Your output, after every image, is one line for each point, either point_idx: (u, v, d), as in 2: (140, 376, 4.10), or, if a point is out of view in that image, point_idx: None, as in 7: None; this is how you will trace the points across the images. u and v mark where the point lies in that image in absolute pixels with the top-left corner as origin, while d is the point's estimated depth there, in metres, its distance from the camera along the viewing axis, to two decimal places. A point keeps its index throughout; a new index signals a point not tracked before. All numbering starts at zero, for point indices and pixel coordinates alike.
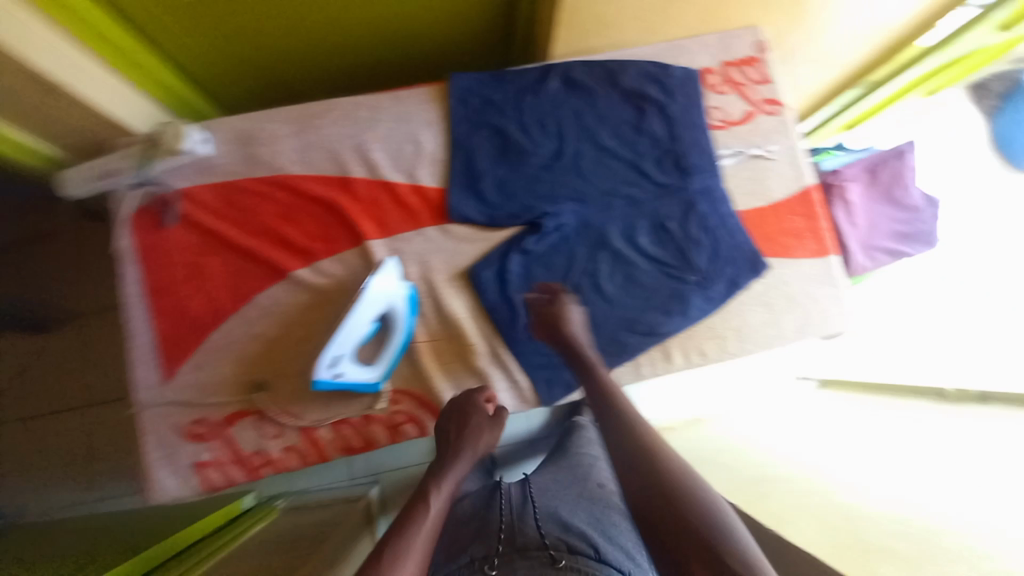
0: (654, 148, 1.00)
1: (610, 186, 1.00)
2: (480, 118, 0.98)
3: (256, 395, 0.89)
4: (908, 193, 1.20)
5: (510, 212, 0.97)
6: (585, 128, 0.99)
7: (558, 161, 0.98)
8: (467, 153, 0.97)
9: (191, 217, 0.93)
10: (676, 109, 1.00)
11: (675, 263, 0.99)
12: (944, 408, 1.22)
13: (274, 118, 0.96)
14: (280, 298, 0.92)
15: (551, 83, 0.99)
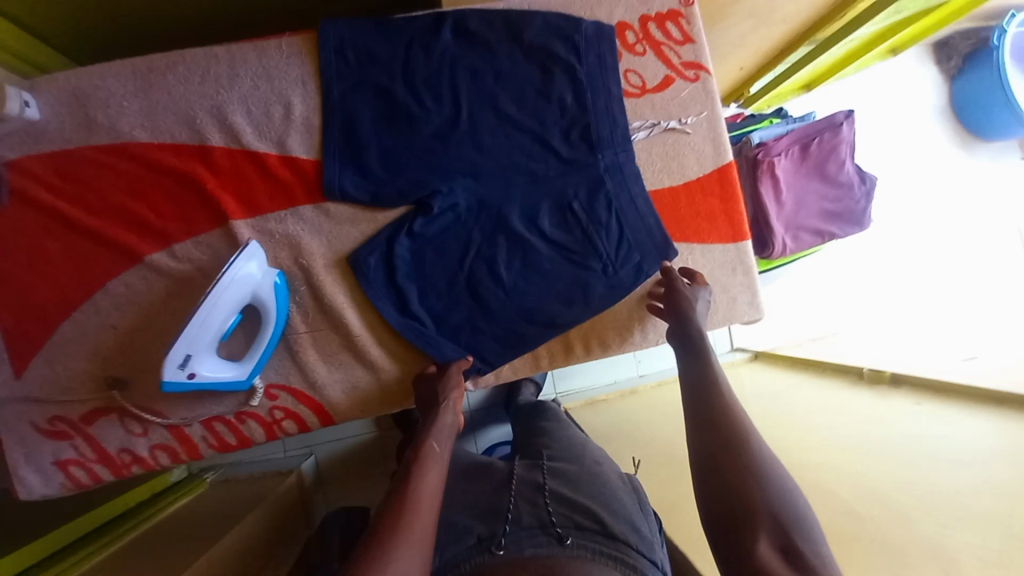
0: (561, 116, 0.88)
1: (511, 160, 0.88)
2: (359, 76, 0.85)
3: (114, 392, 0.81)
4: (840, 170, 1.15)
5: (395, 189, 0.86)
6: (483, 90, 0.86)
7: (449, 129, 0.86)
8: (345, 119, 0.85)
9: (22, 193, 0.82)
10: (590, 69, 0.88)
11: (579, 248, 0.90)
12: (858, 392, 1.23)
13: (113, 75, 0.83)
14: (137, 286, 0.83)
15: (442, 37, 0.85)
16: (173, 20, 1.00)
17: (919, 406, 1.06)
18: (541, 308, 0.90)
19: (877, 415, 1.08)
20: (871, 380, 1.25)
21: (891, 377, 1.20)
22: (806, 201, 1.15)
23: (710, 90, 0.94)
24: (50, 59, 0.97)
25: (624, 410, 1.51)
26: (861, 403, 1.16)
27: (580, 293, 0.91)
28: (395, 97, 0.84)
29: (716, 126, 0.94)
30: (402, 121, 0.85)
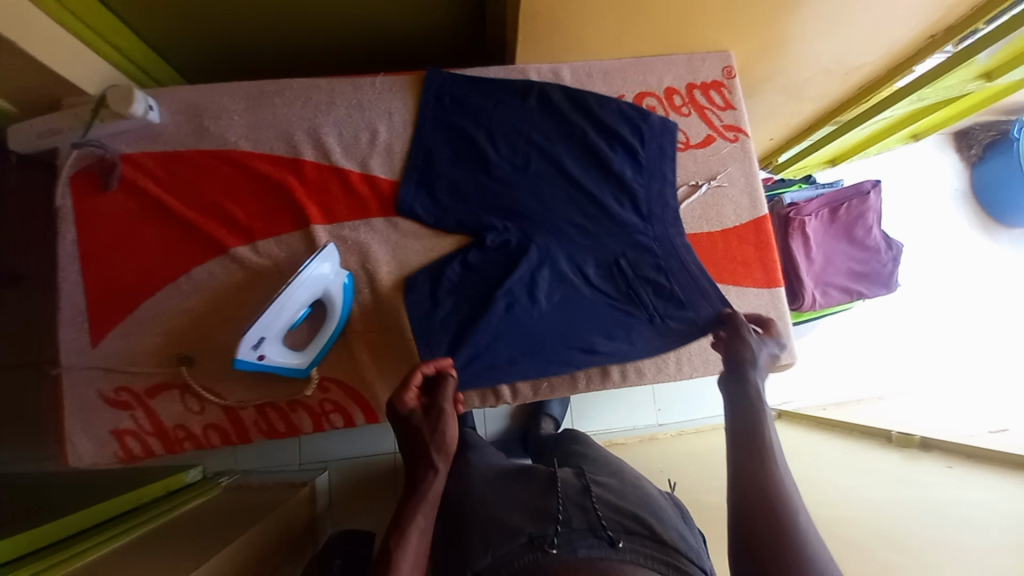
0: (618, 187, 0.96)
1: (565, 217, 0.96)
2: (445, 118, 0.97)
3: (182, 368, 0.87)
4: (867, 234, 1.23)
5: (455, 219, 0.95)
6: (553, 156, 0.96)
7: (519, 178, 0.95)
8: (426, 153, 0.96)
9: (135, 183, 0.93)
10: (650, 154, 0.98)
11: (622, 299, 0.95)
12: (888, 455, 1.23)
13: (231, 93, 0.97)
14: (217, 273, 0.91)
15: (527, 102, 0.98)
16: (281, 58, 1.17)
17: (951, 468, 1.09)
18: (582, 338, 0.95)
19: (909, 474, 1.11)
20: (898, 445, 1.26)
21: (921, 441, 1.22)
22: (834, 259, 1.22)
23: (748, 151, 1.04)
24: (160, 72, 1.12)
25: (645, 455, 1.51)
26: (892, 465, 1.17)
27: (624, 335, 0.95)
28: (475, 139, 0.95)
29: (753, 182, 1.04)
30: (476, 161, 0.95)
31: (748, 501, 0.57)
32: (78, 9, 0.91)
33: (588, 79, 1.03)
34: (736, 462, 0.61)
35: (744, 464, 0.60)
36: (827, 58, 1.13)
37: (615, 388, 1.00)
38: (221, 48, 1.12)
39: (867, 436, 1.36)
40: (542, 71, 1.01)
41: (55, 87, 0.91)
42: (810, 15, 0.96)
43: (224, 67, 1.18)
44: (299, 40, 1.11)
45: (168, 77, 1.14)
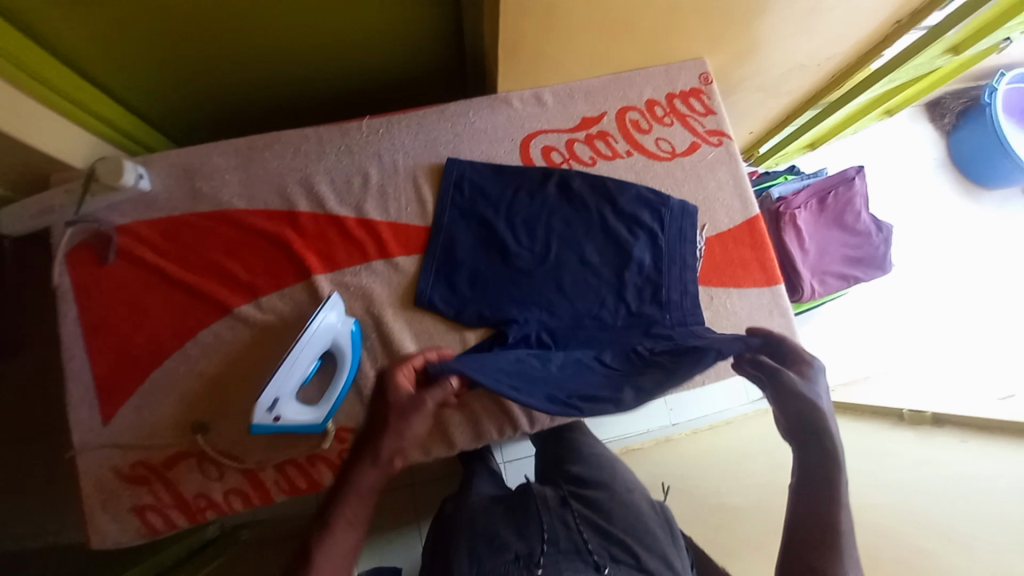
0: (637, 275, 0.96)
1: (586, 307, 0.95)
2: (465, 209, 0.99)
3: (198, 437, 0.85)
4: (856, 220, 1.25)
5: (476, 310, 0.94)
6: (573, 248, 0.98)
7: (540, 271, 0.96)
8: (448, 239, 0.97)
9: (132, 253, 0.92)
10: (668, 237, 0.98)
11: (625, 368, 0.85)
12: (900, 434, 1.25)
13: (220, 151, 0.97)
14: (225, 335, 0.90)
15: (548, 188, 1.00)
16: (269, 113, 1.17)
17: (966, 443, 1.10)
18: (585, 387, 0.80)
19: (925, 452, 1.12)
20: (912, 421, 1.28)
21: (934, 418, 1.24)
22: (828, 248, 1.24)
23: (733, 153, 1.06)
24: (149, 137, 1.11)
25: (662, 458, 1.51)
26: (908, 445, 1.18)
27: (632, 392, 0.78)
28: (497, 230, 0.97)
29: (742, 183, 1.05)
30: (497, 251, 0.96)
31: (803, 528, 0.66)
32: (66, 87, 0.91)
33: (570, 101, 1.06)
34: (795, 501, 0.69)
35: (806, 505, 0.67)
36: (800, 56, 1.16)
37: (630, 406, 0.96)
38: (206, 108, 1.12)
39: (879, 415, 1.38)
40: (525, 97, 1.05)
41: (42, 163, 0.91)
42: (783, 22, 0.99)
43: (210, 126, 1.18)
44: (282, 94, 1.12)
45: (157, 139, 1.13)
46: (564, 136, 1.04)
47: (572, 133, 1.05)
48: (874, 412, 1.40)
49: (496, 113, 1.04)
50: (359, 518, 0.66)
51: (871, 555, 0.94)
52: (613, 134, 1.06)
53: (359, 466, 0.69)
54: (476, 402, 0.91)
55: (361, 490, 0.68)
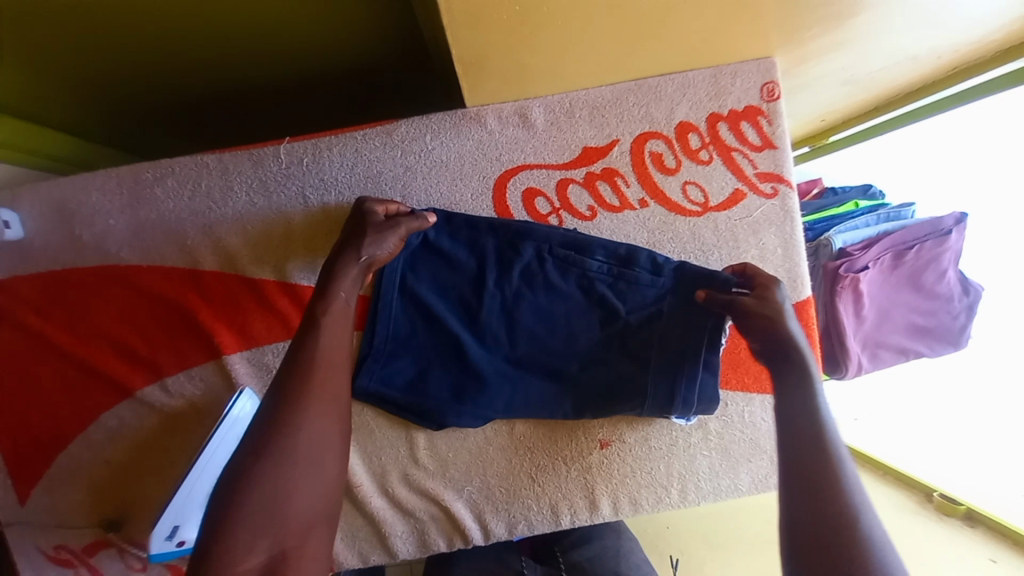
0: (636, 343, 0.70)
1: (549, 365, 0.73)
2: (413, 280, 0.72)
3: (110, 535, 0.77)
4: (940, 279, 0.96)
5: (432, 396, 0.74)
6: (554, 337, 0.72)
7: (515, 353, 0.73)
8: (395, 304, 0.72)
9: (15, 316, 0.76)
10: (685, 296, 0.68)
11: (605, 390, 0.73)
12: (919, 517, 0.99)
13: (100, 185, 0.74)
14: (130, 419, 0.77)
15: (526, 248, 0.71)
16: (181, 107, 0.91)
17: (996, 564, 0.87)
18: (559, 386, 0.74)
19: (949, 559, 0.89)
20: (937, 510, 0.99)
21: (966, 512, 0.96)
22: (892, 312, 0.97)
23: (789, 209, 0.77)
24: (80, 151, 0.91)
25: None
26: (936, 545, 0.93)
27: (603, 399, 0.73)
28: (462, 295, 0.72)
29: (793, 252, 0.77)
30: (462, 322, 0.72)
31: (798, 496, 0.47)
32: None
33: (567, 121, 0.74)
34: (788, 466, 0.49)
35: (798, 457, 0.49)
36: (922, 51, 0.77)
37: (605, 519, 0.82)
38: None
39: (900, 481, 1.08)
40: (505, 113, 0.74)
41: None
42: (908, 15, 0.62)
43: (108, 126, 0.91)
44: (192, 81, 0.84)
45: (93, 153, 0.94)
46: (554, 175, 0.76)
47: (567, 171, 0.76)
48: (898, 478, 1.08)
49: (463, 137, 0.75)
50: (338, 388, 0.56)
51: None
52: (624, 174, 0.76)
53: (314, 323, 0.57)
54: (421, 509, 0.79)
55: (332, 354, 0.57)
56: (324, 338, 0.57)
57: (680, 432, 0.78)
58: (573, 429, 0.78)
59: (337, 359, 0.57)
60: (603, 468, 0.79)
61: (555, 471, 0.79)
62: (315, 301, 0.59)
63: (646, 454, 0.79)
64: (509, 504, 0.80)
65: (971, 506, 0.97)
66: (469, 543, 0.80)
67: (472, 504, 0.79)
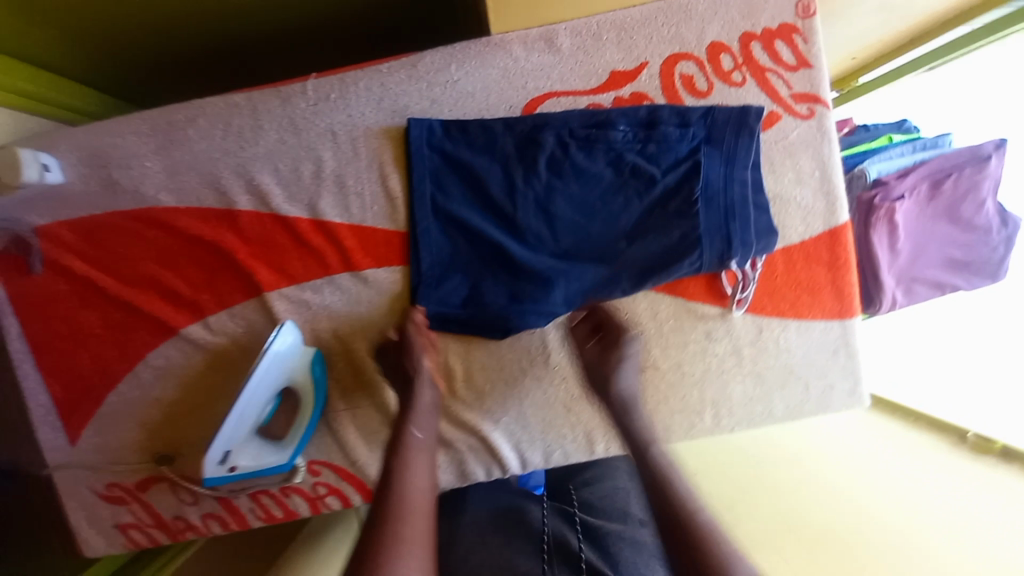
0: (679, 204, 0.72)
1: (596, 245, 0.74)
2: (446, 201, 0.75)
3: (163, 467, 0.81)
4: (980, 209, 0.92)
5: (477, 312, 0.76)
6: (594, 220, 0.74)
7: (560, 244, 0.75)
8: (436, 213, 0.75)
9: (58, 262, 0.78)
10: (723, 138, 0.70)
11: (664, 261, 0.73)
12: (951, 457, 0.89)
13: (131, 129, 0.76)
14: (176, 357, 0.80)
15: (545, 139, 0.73)
16: (202, 55, 0.92)
17: None
18: (612, 273, 0.74)
19: (984, 499, 0.79)
20: (972, 450, 0.90)
21: (1004, 448, 0.86)
22: (927, 246, 0.94)
23: (826, 129, 0.74)
24: (79, 99, 0.90)
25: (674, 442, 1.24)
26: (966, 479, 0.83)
27: (663, 266, 0.73)
28: (493, 193, 0.74)
29: (830, 175, 0.75)
30: (497, 219, 0.75)
31: None
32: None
33: (595, 45, 0.73)
34: None
35: None
36: None
37: (639, 448, 0.83)
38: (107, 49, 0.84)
39: (931, 426, 0.99)
40: (531, 39, 0.73)
41: None
42: None
43: (125, 72, 0.92)
44: (216, 29, 0.85)
45: (90, 101, 0.93)
46: (582, 102, 0.74)
47: (594, 97, 0.74)
48: (930, 421, 1.00)
49: (489, 66, 0.74)
50: (423, 530, 0.54)
51: None
52: (653, 98, 0.74)
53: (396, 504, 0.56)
54: (460, 440, 0.81)
55: (410, 500, 0.56)
56: (411, 479, 0.59)
57: (711, 359, 0.80)
58: None
59: (419, 501, 0.57)
60: (637, 396, 0.81)
61: (590, 399, 0.81)
62: (397, 445, 0.63)
63: (679, 380, 0.80)
64: (545, 433, 0.82)
65: (1010, 442, 0.86)
66: (508, 471, 0.83)
67: (509, 434, 0.82)
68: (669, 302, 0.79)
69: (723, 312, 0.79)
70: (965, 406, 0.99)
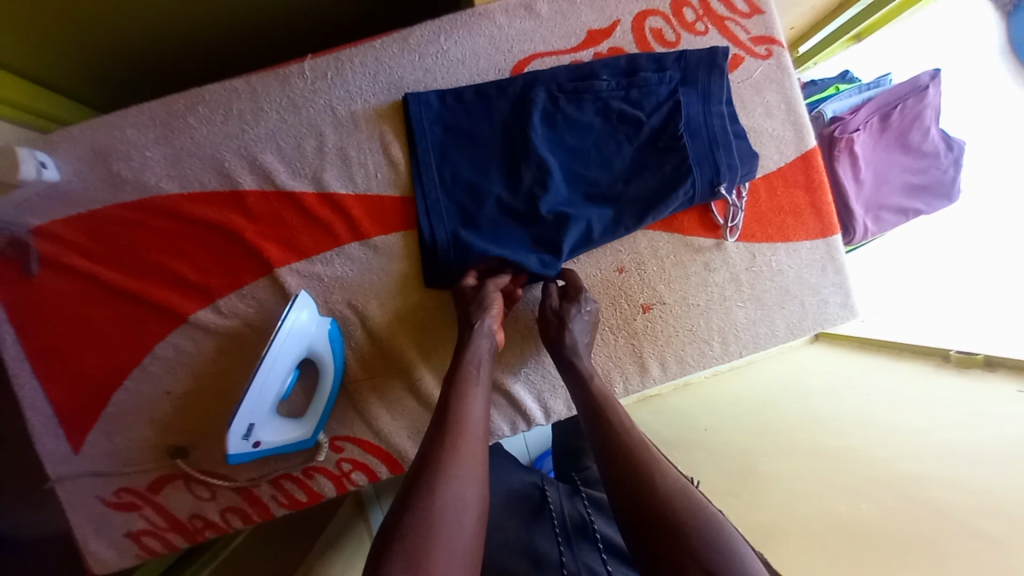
0: (667, 140, 0.77)
1: (595, 189, 0.79)
2: (451, 171, 0.78)
3: (179, 461, 0.78)
4: (925, 136, 1.02)
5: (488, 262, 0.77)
6: (590, 165, 0.78)
7: (564, 194, 0.78)
8: (444, 173, 0.78)
9: (58, 261, 0.77)
10: (697, 78, 0.78)
11: (658, 195, 0.77)
12: (937, 379, 0.91)
13: (131, 121, 0.77)
14: (187, 346, 0.79)
15: (536, 96, 0.77)
16: (189, 54, 0.92)
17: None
18: (612, 212, 0.79)
19: (972, 404, 0.81)
20: (957, 366, 0.92)
21: (986, 359, 0.88)
22: (886, 174, 1.03)
23: (784, 66, 0.83)
24: (54, 107, 0.88)
25: (686, 404, 1.26)
26: (954, 391, 0.86)
27: (658, 200, 0.77)
28: (490, 151, 0.78)
29: (795, 106, 0.83)
30: (498, 174, 0.77)
31: None
32: None
33: (571, 9, 0.80)
34: None
35: None
36: None
37: (655, 383, 0.86)
38: (95, 54, 0.86)
39: (916, 354, 1.01)
40: (512, 8, 0.80)
41: None
42: None
43: (111, 80, 0.93)
44: (202, 27, 0.87)
45: (66, 109, 0.90)
46: (565, 59, 0.80)
47: (575, 54, 0.80)
48: (915, 351, 1.02)
49: (476, 34, 0.79)
50: (478, 454, 0.57)
51: (906, 528, 0.70)
52: (628, 50, 0.81)
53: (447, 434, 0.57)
54: None
55: (468, 424, 0.59)
56: (471, 405, 0.61)
57: (711, 287, 0.84)
58: (614, 296, 0.83)
59: (475, 428, 0.59)
60: (648, 332, 0.84)
61: (605, 339, 0.84)
62: (457, 372, 0.65)
63: (686, 312, 0.84)
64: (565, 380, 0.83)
65: (991, 353, 0.88)
66: (532, 423, 0.84)
67: (530, 385, 0.83)
68: (667, 239, 0.83)
69: (717, 242, 0.84)
70: (941, 331, 1.03)
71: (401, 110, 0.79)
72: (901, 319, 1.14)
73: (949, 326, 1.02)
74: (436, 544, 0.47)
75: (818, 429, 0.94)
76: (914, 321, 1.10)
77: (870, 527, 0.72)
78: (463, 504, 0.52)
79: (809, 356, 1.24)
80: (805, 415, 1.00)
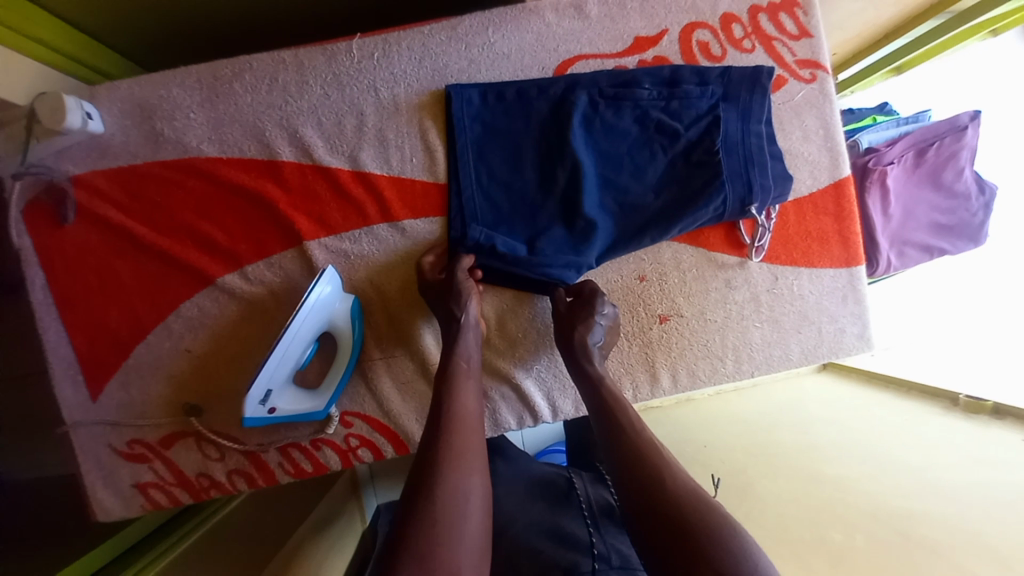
0: (702, 154, 0.77)
1: (625, 196, 0.79)
2: (487, 167, 0.79)
3: (192, 419, 0.80)
4: (958, 177, 1.01)
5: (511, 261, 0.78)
6: (622, 172, 0.79)
7: (594, 199, 0.78)
8: (477, 168, 0.79)
9: (93, 211, 0.78)
10: (739, 95, 0.78)
11: (688, 207, 0.77)
12: (943, 421, 0.91)
13: (176, 82, 0.78)
14: (210, 307, 0.80)
15: (576, 97, 0.78)
16: (235, 20, 0.93)
17: None
18: (640, 222, 0.79)
19: (977, 449, 0.81)
20: (965, 411, 0.91)
21: (995, 406, 0.88)
22: (914, 211, 1.02)
23: (827, 92, 0.83)
24: (101, 60, 0.90)
25: (687, 418, 1.27)
26: (960, 435, 0.86)
27: (687, 214, 0.77)
28: (525, 150, 0.78)
29: (833, 133, 0.83)
30: (531, 174, 0.78)
31: None
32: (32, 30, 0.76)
33: (620, 13, 0.81)
34: None
35: None
36: None
37: (664, 394, 0.86)
38: (146, 15, 0.87)
39: (925, 394, 1.01)
40: (562, 7, 0.80)
41: None
42: None
43: (159, 41, 0.95)
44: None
45: (114, 64, 0.93)
46: (609, 63, 0.81)
47: (620, 60, 0.81)
48: (922, 391, 1.02)
49: (523, 30, 0.80)
50: (475, 443, 0.58)
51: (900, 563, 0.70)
52: (673, 60, 0.81)
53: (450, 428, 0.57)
54: (493, 389, 0.84)
55: (464, 417, 0.59)
56: (469, 397, 0.62)
57: (729, 304, 0.84)
58: (632, 303, 0.84)
59: (470, 417, 0.60)
60: (662, 342, 0.85)
61: (618, 345, 0.84)
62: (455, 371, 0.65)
63: (702, 326, 0.84)
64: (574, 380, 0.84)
65: (1000, 400, 0.88)
66: (540, 421, 0.85)
67: (540, 383, 0.84)
68: (691, 252, 0.83)
69: (741, 261, 0.84)
70: (950, 372, 1.02)
71: (442, 100, 0.80)
72: (914, 357, 1.14)
73: (961, 369, 1.01)
74: (443, 540, 0.47)
75: (817, 457, 0.94)
76: (925, 360, 1.10)
77: (861, 557, 0.73)
78: (470, 495, 0.52)
79: (815, 385, 1.24)
80: (803, 442, 1.01)
